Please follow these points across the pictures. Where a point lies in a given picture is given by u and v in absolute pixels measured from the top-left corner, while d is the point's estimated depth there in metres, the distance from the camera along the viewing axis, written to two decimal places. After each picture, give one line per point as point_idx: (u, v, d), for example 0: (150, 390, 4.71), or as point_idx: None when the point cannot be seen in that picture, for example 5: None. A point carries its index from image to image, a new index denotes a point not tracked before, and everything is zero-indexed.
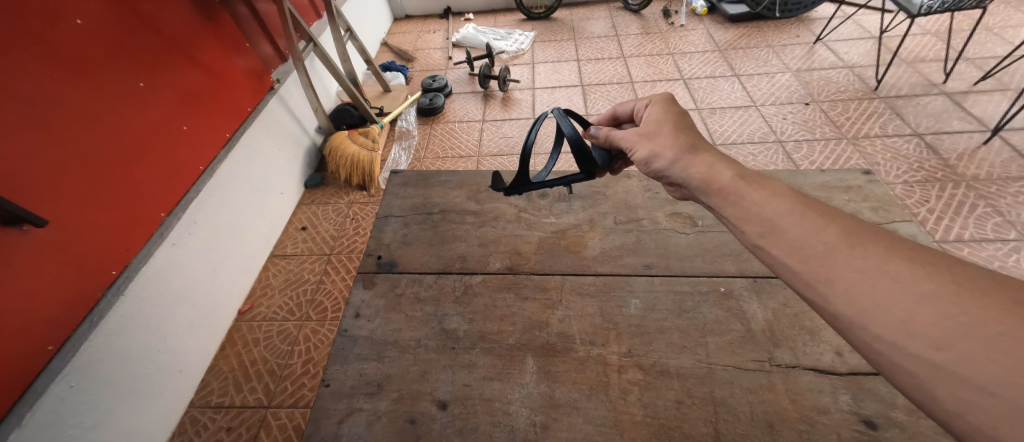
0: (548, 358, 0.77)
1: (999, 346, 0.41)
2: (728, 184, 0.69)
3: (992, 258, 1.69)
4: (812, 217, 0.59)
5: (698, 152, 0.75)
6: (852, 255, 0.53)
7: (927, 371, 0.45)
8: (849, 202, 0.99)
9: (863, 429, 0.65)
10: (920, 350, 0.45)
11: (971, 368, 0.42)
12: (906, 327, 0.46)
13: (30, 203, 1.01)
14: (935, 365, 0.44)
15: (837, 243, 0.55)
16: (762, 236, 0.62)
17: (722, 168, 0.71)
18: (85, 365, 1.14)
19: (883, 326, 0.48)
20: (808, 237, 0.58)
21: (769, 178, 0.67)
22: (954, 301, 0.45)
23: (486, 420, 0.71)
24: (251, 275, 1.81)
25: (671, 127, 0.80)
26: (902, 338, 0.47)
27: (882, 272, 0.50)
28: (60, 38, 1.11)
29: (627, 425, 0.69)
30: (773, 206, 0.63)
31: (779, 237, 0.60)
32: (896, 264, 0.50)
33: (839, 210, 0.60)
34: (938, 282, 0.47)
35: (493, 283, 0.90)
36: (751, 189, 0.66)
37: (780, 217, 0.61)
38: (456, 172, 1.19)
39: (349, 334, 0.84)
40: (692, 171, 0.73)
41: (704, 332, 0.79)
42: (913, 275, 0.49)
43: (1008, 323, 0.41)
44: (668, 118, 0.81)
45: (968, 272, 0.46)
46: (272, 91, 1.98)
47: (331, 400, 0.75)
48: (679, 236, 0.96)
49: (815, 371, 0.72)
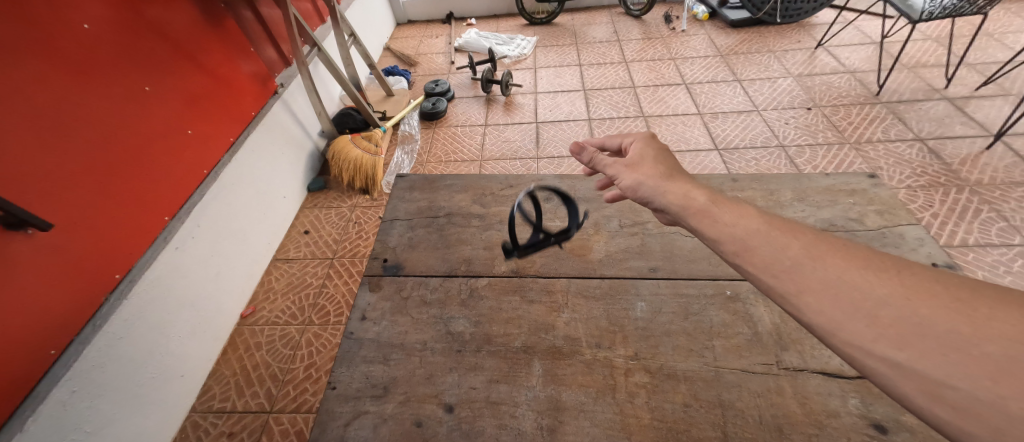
0: (555, 361, 0.77)
1: (950, 342, 0.41)
2: (703, 207, 0.67)
3: (996, 263, 1.69)
4: (779, 233, 0.59)
5: (675, 179, 0.75)
6: (814, 267, 0.53)
7: (892, 373, 0.44)
8: (854, 205, 0.99)
9: (873, 433, 0.65)
10: (884, 351, 0.44)
11: (931, 366, 0.41)
12: (870, 329, 0.46)
13: (36, 206, 1.02)
14: (899, 365, 0.43)
15: (800, 257, 0.55)
16: (736, 254, 0.60)
17: (696, 193, 0.70)
18: (88, 369, 1.14)
19: (850, 331, 0.47)
20: (774, 253, 0.57)
21: (738, 203, 0.67)
22: (903, 303, 0.46)
23: (493, 423, 0.70)
24: (254, 280, 1.81)
25: (652, 160, 0.80)
26: (867, 341, 0.45)
27: (840, 281, 0.50)
28: (68, 43, 1.13)
29: (635, 428, 0.68)
30: (743, 226, 0.62)
31: (752, 254, 0.58)
32: (851, 272, 0.50)
33: (800, 227, 0.60)
34: (889, 285, 0.48)
35: (498, 286, 0.90)
36: (720, 211, 0.66)
37: (755, 236, 0.60)
38: (461, 176, 1.18)
39: (354, 337, 0.83)
40: (670, 197, 0.72)
41: (711, 335, 0.79)
42: (867, 281, 0.49)
43: (953, 322, 0.42)
44: (650, 151, 0.83)
45: (913, 276, 0.48)
46: (276, 95, 2.00)
47: (337, 402, 0.75)
48: (685, 239, 0.96)
49: (823, 375, 0.72)
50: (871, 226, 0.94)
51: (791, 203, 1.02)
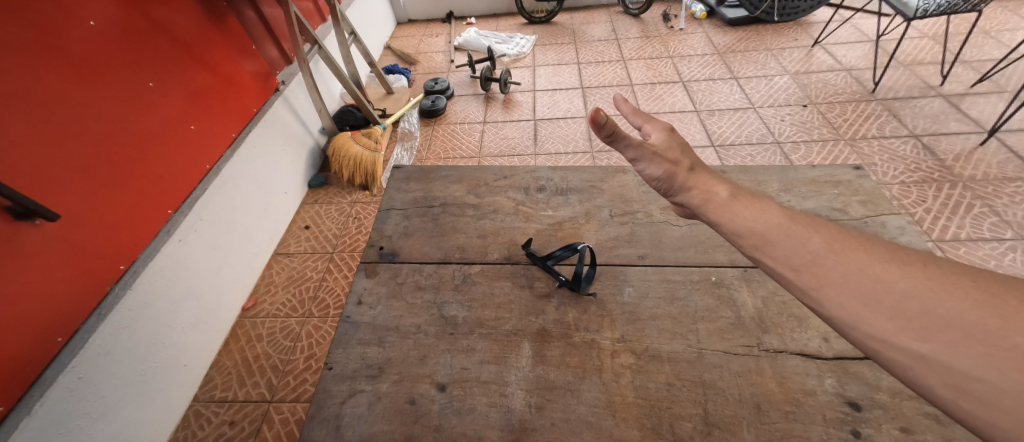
0: (544, 343, 0.80)
1: (975, 334, 0.43)
2: (724, 202, 0.69)
3: (987, 257, 1.71)
4: (800, 228, 0.61)
5: (697, 172, 0.74)
6: (836, 260, 0.55)
7: (916, 363, 0.46)
8: (839, 195, 1.02)
9: (848, 410, 0.68)
10: (908, 343, 0.47)
11: (955, 356, 0.43)
12: (893, 322, 0.48)
13: (44, 197, 1.06)
14: (924, 357, 0.45)
15: (822, 251, 0.57)
16: (756, 248, 0.62)
17: (718, 188, 0.71)
18: (93, 357, 1.17)
19: (872, 323, 0.49)
20: (795, 246, 0.59)
21: (758, 198, 0.69)
22: (931, 296, 0.48)
23: (484, 401, 0.73)
24: (255, 273, 1.84)
25: (679, 150, 0.77)
26: (891, 334, 0.48)
27: (863, 275, 0.52)
28: (74, 40, 1.16)
29: (620, 406, 0.71)
30: (764, 221, 0.64)
31: (772, 248, 0.61)
32: (876, 265, 0.53)
33: (822, 221, 0.62)
34: (912, 279, 0.50)
35: (490, 272, 0.93)
36: (741, 206, 0.67)
37: (776, 230, 0.62)
38: (457, 167, 1.21)
39: (351, 320, 0.86)
40: (692, 192, 0.72)
41: (695, 319, 0.81)
42: (891, 274, 0.51)
43: (977, 313, 0.44)
44: (674, 139, 0.79)
45: (938, 269, 0.50)
46: (277, 92, 2.03)
47: (334, 382, 0.78)
48: (673, 228, 0.99)
49: (802, 356, 0.74)
50: (854, 216, 0.97)
51: (777, 193, 1.05)
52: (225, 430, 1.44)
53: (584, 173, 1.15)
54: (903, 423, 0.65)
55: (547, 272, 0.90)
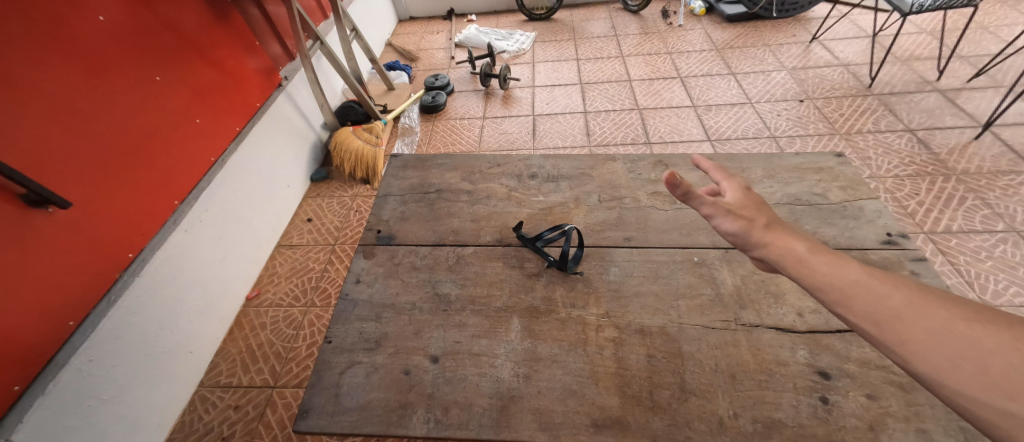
0: (532, 318, 0.84)
1: None
2: (801, 256, 0.65)
3: (978, 248, 1.72)
4: (880, 283, 0.59)
5: (774, 227, 0.71)
6: (917, 319, 0.53)
7: (1003, 421, 0.43)
8: (820, 182, 1.05)
9: (817, 379, 0.71)
10: (995, 401, 0.44)
11: None
12: (978, 378, 0.46)
13: (56, 186, 1.11)
14: (1012, 416, 0.43)
15: (902, 307, 0.55)
16: (835, 302, 0.60)
17: (796, 242, 0.67)
18: (104, 341, 1.23)
19: (958, 379, 0.47)
20: (875, 302, 0.57)
21: (840, 254, 0.65)
22: (1016, 354, 0.45)
23: (474, 371, 0.77)
24: (259, 264, 1.89)
25: (755, 204, 0.74)
26: (977, 393, 0.45)
27: (948, 334, 0.50)
28: (84, 36, 1.21)
29: (602, 375, 0.75)
30: (841, 275, 0.61)
31: (852, 303, 0.58)
32: (961, 325, 0.50)
33: (906, 279, 0.59)
34: (998, 337, 0.47)
35: (483, 254, 0.97)
36: (819, 260, 0.64)
37: (855, 285, 0.59)
38: (452, 156, 1.25)
39: (350, 298, 0.91)
40: (769, 246, 0.68)
41: (677, 296, 0.85)
42: (976, 331, 0.49)
43: None
44: (750, 195, 0.76)
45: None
46: (280, 88, 2.08)
47: (333, 353, 0.82)
48: (659, 212, 1.03)
49: (776, 330, 0.78)
50: (834, 201, 1.00)
51: (761, 180, 1.08)
52: (229, 414, 1.49)
53: (575, 161, 1.19)
54: (870, 390, 0.69)
55: (536, 253, 0.95)
